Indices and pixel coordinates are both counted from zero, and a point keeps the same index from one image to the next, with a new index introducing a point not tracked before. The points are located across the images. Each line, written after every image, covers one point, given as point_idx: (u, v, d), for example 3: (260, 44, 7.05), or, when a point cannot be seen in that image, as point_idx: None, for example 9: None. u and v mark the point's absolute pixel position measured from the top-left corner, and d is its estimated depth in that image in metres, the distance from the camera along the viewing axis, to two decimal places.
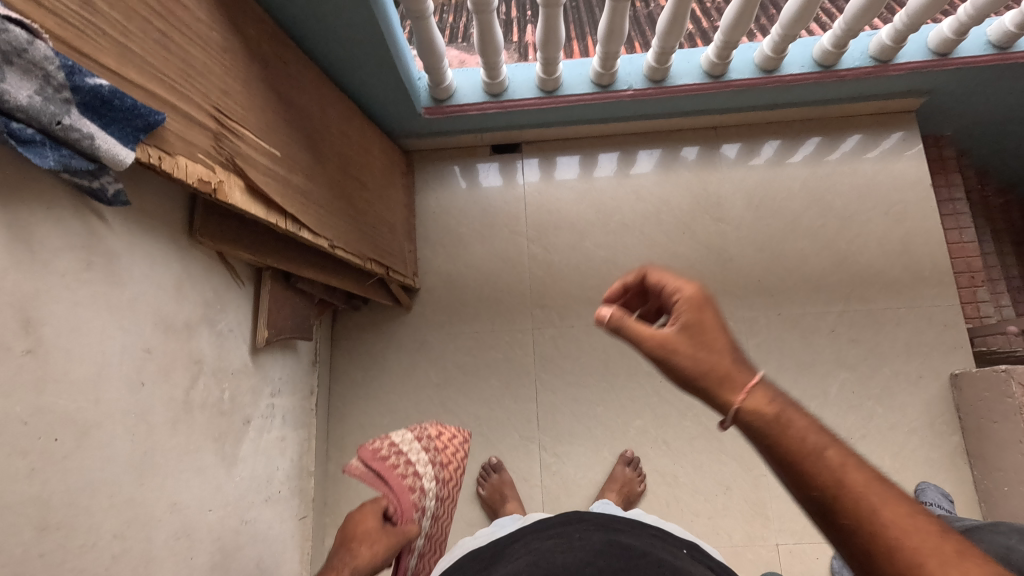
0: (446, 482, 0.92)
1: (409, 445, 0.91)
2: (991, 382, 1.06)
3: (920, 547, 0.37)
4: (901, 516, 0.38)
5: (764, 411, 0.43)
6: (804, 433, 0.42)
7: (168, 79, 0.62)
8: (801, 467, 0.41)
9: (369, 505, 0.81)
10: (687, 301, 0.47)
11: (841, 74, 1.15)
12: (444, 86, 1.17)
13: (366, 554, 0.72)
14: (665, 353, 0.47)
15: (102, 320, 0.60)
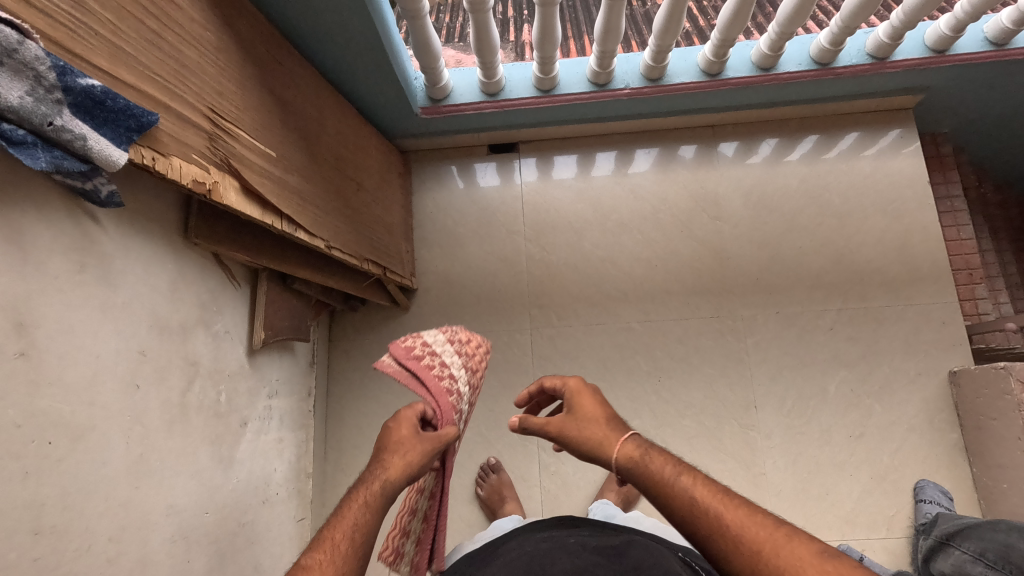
0: (476, 387, 0.79)
1: (441, 346, 0.76)
2: (989, 379, 1.06)
3: (756, 538, 0.50)
4: (740, 516, 0.52)
5: (634, 458, 0.59)
6: (664, 468, 0.57)
7: (162, 80, 0.62)
8: (665, 494, 0.56)
9: (405, 408, 0.65)
10: (573, 392, 0.68)
11: (838, 71, 1.15)
12: (441, 86, 1.16)
13: (415, 437, 0.62)
14: (557, 431, 0.65)
15: (96, 322, 0.60)
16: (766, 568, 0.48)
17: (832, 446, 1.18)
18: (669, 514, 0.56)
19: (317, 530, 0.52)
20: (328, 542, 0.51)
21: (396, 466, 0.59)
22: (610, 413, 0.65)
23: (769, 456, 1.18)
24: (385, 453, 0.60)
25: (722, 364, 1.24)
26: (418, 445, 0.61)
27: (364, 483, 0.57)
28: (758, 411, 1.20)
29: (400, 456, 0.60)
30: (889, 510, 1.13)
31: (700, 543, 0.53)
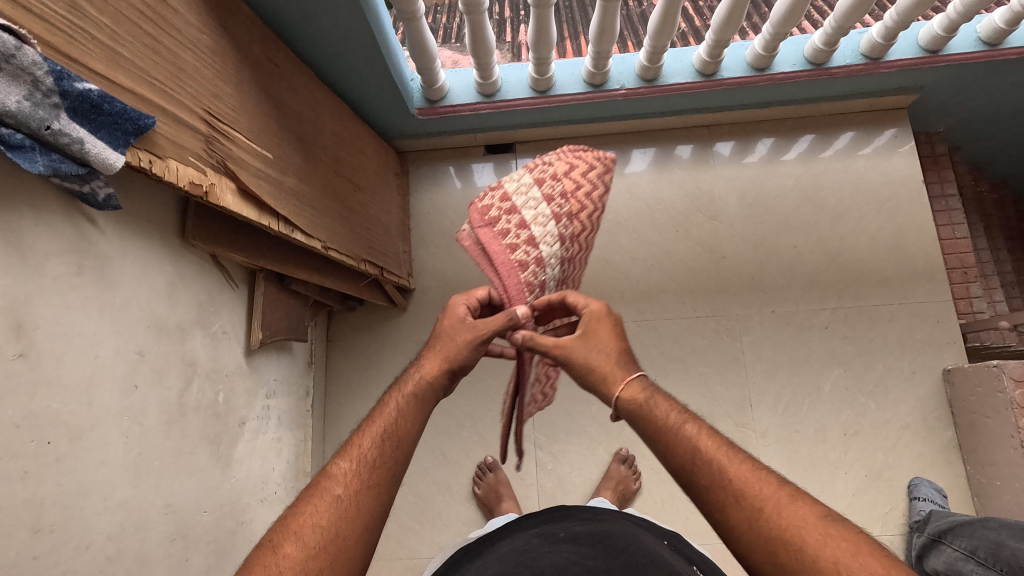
0: (575, 228, 0.75)
1: (524, 197, 0.73)
2: (982, 377, 1.07)
3: (760, 495, 0.51)
4: (744, 472, 0.53)
5: (638, 399, 0.60)
6: (668, 414, 0.58)
7: (158, 83, 0.62)
8: (669, 440, 0.56)
9: (456, 298, 0.68)
10: (593, 313, 0.65)
11: (832, 71, 1.15)
12: (438, 86, 1.17)
13: (461, 325, 0.66)
14: (565, 347, 0.64)
15: (94, 324, 0.61)
16: (765, 523, 0.49)
17: (827, 444, 1.18)
18: (667, 462, 0.57)
19: (348, 438, 0.57)
20: (356, 450, 0.56)
21: (433, 364, 0.63)
22: (619, 345, 0.64)
23: (764, 454, 1.19)
24: (427, 352, 0.65)
25: (717, 363, 1.24)
26: (463, 333, 0.65)
27: (401, 385, 0.62)
28: (753, 410, 1.21)
29: (441, 350, 0.64)
30: (885, 507, 1.14)
31: (697, 495, 0.54)
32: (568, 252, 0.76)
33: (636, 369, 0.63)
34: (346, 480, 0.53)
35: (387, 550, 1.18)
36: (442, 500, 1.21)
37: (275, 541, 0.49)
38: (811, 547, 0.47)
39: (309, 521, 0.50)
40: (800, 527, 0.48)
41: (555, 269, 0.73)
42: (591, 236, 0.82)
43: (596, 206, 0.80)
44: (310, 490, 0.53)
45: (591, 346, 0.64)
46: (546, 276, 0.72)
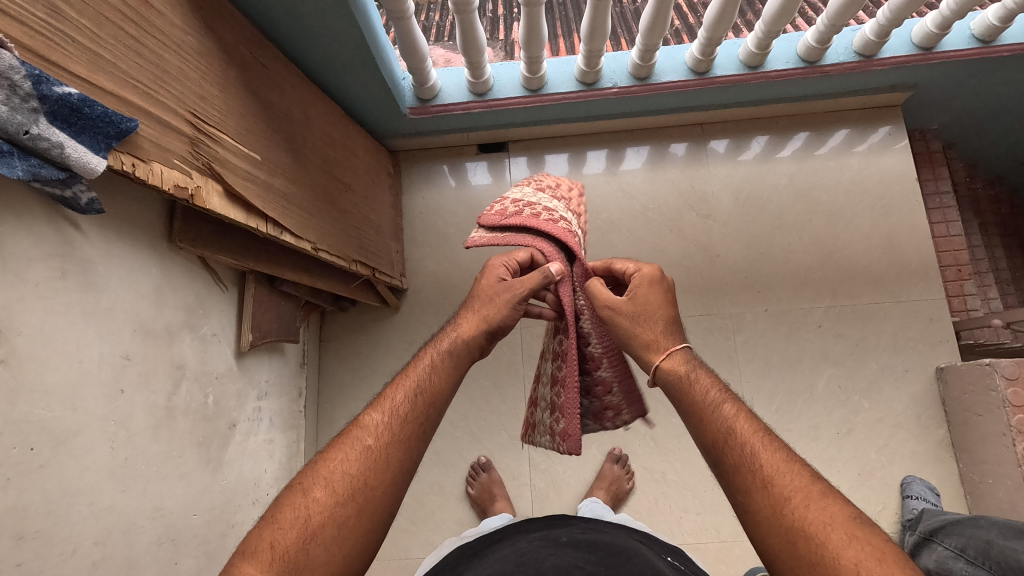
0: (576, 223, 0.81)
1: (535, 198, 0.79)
2: (975, 376, 1.07)
3: (788, 485, 0.50)
4: (775, 460, 0.52)
5: (679, 371, 0.61)
6: (708, 393, 0.58)
7: (141, 85, 0.62)
8: (703, 414, 0.57)
9: (495, 260, 0.70)
10: (646, 275, 0.66)
11: (825, 69, 1.15)
12: (429, 86, 1.16)
13: (499, 286, 0.67)
14: (611, 309, 0.65)
15: (78, 328, 0.60)
16: (787, 512, 0.49)
17: (820, 443, 1.18)
18: (699, 436, 0.57)
19: (381, 392, 0.59)
20: (387, 404, 0.58)
21: (469, 325, 0.65)
22: (667, 315, 0.65)
23: None
24: (465, 312, 0.67)
25: (711, 362, 1.24)
26: (502, 295, 0.67)
27: (436, 343, 0.64)
28: None
29: (480, 309, 0.66)
30: (877, 506, 1.14)
31: (724, 472, 0.54)
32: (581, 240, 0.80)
33: (680, 341, 0.63)
34: (376, 431, 0.56)
35: (381, 550, 1.18)
36: (435, 500, 1.21)
37: (307, 483, 0.52)
38: (833, 544, 0.46)
39: (338, 468, 0.53)
40: (826, 524, 0.47)
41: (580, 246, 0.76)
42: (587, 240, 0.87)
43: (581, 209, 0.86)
44: (341, 439, 0.56)
45: (639, 312, 0.64)
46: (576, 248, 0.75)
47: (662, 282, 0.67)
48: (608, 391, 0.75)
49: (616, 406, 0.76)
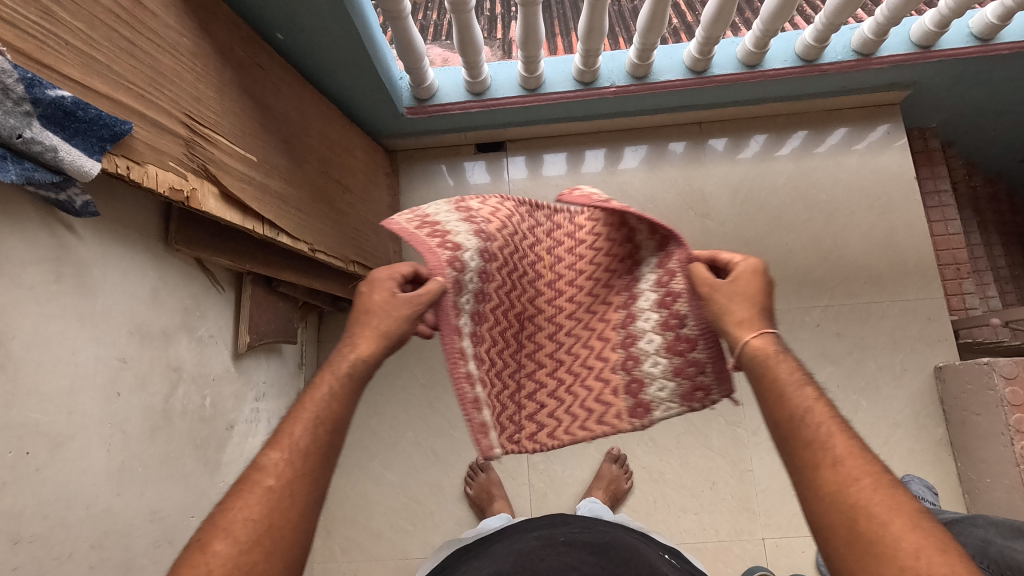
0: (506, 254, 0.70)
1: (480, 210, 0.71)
2: (973, 375, 1.06)
3: (856, 469, 0.47)
4: (847, 446, 0.48)
5: (763, 350, 0.55)
6: (789, 373, 0.53)
7: (136, 87, 0.61)
8: (780, 393, 0.52)
9: (381, 273, 0.64)
10: (755, 264, 0.60)
11: (824, 68, 1.14)
12: (426, 86, 1.16)
13: (393, 302, 0.61)
14: (710, 287, 0.61)
15: (74, 331, 0.60)
16: (850, 497, 0.46)
17: None
18: (771, 413, 0.53)
19: (278, 425, 0.53)
20: (287, 440, 0.52)
21: (366, 342, 0.59)
22: (764, 302, 0.59)
23: (756, 452, 1.19)
24: (358, 327, 0.61)
25: None
26: (393, 311, 0.61)
27: (333, 366, 0.58)
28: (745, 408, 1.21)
29: (372, 328, 0.60)
30: None
31: (793, 448, 0.50)
32: (490, 275, 0.69)
33: (772, 326, 0.57)
34: (277, 472, 0.50)
35: (380, 550, 1.18)
36: (434, 500, 1.21)
37: (207, 537, 0.46)
38: (893, 530, 0.44)
39: (239, 516, 0.47)
40: (889, 511, 0.44)
41: (475, 279, 0.67)
42: (552, 282, 0.75)
43: (546, 245, 0.75)
44: (240, 483, 0.50)
45: (731, 292, 0.59)
46: (468, 278, 0.66)
47: (765, 272, 0.61)
48: (699, 370, 0.67)
49: (705, 386, 0.67)
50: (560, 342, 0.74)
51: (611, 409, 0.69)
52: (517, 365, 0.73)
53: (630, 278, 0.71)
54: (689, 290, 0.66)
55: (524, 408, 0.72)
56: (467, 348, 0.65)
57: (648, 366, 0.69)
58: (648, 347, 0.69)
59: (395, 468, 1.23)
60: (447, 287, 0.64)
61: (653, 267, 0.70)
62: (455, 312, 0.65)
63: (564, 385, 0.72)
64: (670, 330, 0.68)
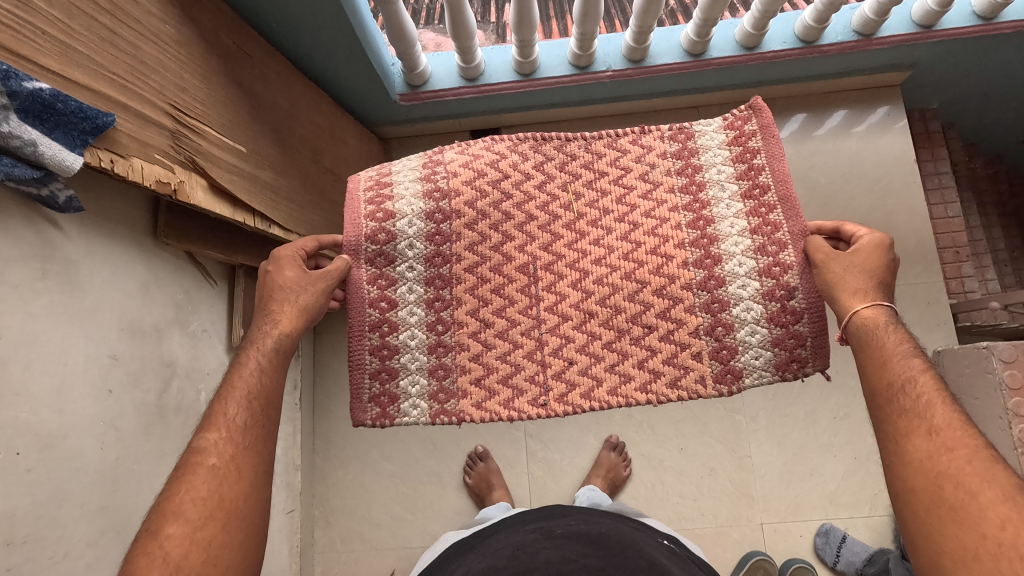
0: (465, 213, 0.78)
1: (438, 168, 0.79)
2: (971, 358, 1.02)
3: (952, 439, 0.56)
4: (949, 422, 0.57)
5: (873, 320, 0.64)
6: (897, 344, 0.63)
7: (118, 77, 0.60)
8: (883, 360, 0.62)
9: (283, 249, 0.71)
10: (884, 237, 0.67)
11: (823, 49, 1.12)
12: (419, 72, 1.13)
13: (303, 280, 0.70)
14: (825, 256, 0.69)
15: (62, 330, 0.59)
16: (942, 463, 0.55)
17: (817, 427, 1.18)
18: (874, 381, 0.63)
19: (209, 411, 0.61)
20: (222, 419, 0.61)
21: (289, 315, 0.68)
22: (886, 278, 0.66)
23: (755, 439, 1.19)
24: (276, 302, 0.68)
25: None
26: (305, 288, 0.70)
27: (259, 342, 0.66)
28: (744, 395, 1.21)
29: (291, 304, 0.68)
30: (873, 488, 1.15)
31: (888, 415, 0.60)
32: (448, 234, 0.78)
33: (886, 301, 0.65)
34: (218, 450, 0.59)
35: (380, 540, 1.19)
36: (433, 489, 1.21)
37: (156, 525, 0.54)
38: (982, 497, 0.52)
39: (187, 497, 0.56)
40: (979, 480, 0.53)
41: (417, 242, 0.77)
42: (572, 224, 0.78)
43: (562, 180, 0.79)
44: (182, 469, 0.58)
45: (850, 263, 0.67)
46: (400, 247, 0.77)
47: (888, 248, 0.67)
48: (798, 343, 0.73)
49: (802, 358, 0.73)
50: (588, 291, 0.77)
51: (690, 374, 0.74)
52: (535, 320, 0.77)
53: (706, 239, 0.76)
54: (802, 264, 0.72)
55: (522, 368, 0.77)
56: (402, 319, 0.78)
57: (744, 334, 0.73)
58: (744, 315, 0.73)
59: (394, 458, 1.23)
60: (359, 262, 0.77)
61: (744, 232, 0.75)
62: (387, 283, 0.78)
63: (603, 341, 0.76)
64: (774, 299, 0.73)
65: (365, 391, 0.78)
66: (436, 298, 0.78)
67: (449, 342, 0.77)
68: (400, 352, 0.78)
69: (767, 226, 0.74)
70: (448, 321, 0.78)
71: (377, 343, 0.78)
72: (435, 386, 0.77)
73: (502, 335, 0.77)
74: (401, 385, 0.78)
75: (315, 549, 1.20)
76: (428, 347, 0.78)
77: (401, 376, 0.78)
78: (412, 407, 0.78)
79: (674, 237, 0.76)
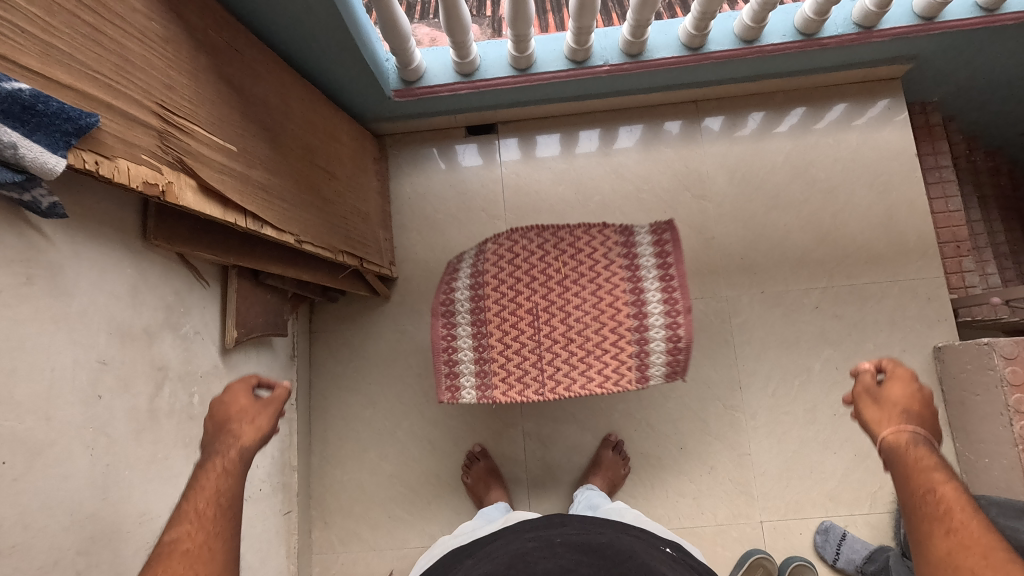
0: (492, 282, 0.96)
1: (479, 255, 1.00)
2: (973, 355, 1.06)
3: (971, 538, 0.50)
4: (966, 518, 0.52)
5: (897, 440, 0.62)
6: (923, 459, 0.59)
7: (102, 77, 0.58)
8: (908, 474, 0.59)
9: (235, 381, 0.69)
10: (910, 373, 0.68)
11: (823, 42, 1.11)
12: (413, 67, 1.12)
13: (258, 403, 0.68)
14: (864, 392, 0.69)
15: (48, 336, 0.58)
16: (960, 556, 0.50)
17: (817, 424, 1.18)
18: (904, 495, 0.58)
19: (179, 504, 0.54)
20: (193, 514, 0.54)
21: (247, 433, 0.64)
22: (919, 409, 0.65)
23: (754, 436, 1.18)
24: (232, 423, 0.65)
25: (706, 346, 1.22)
26: (261, 409, 0.68)
27: (222, 452, 0.61)
28: (743, 392, 1.20)
29: (247, 422, 0.65)
30: (873, 485, 1.15)
31: (914, 525, 0.55)
32: (484, 295, 0.96)
33: (917, 425, 0.63)
34: (193, 534, 0.52)
35: (378, 540, 1.19)
36: (431, 489, 1.20)
37: None
38: None
39: None
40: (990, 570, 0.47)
41: (465, 302, 0.97)
42: (563, 282, 0.95)
43: (557, 253, 0.97)
44: (152, 559, 0.50)
45: (874, 399, 0.67)
46: (456, 306, 0.98)
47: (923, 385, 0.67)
48: (680, 362, 0.90)
49: (677, 370, 0.90)
50: (571, 326, 0.93)
51: (623, 377, 0.89)
52: (536, 343, 0.93)
53: (637, 299, 0.92)
54: (686, 315, 0.90)
55: (529, 372, 0.92)
56: (460, 346, 0.96)
57: (653, 357, 0.90)
58: (655, 347, 0.90)
59: (391, 458, 1.22)
60: (435, 320, 0.99)
61: (659, 298, 0.91)
62: (450, 330, 0.97)
63: (577, 357, 0.91)
64: (672, 338, 0.89)
65: (442, 380, 0.96)
66: (479, 332, 0.95)
67: (487, 358, 0.94)
68: (461, 372, 0.95)
69: (673, 298, 0.91)
70: (485, 346, 0.94)
71: (446, 355, 0.96)
72: (479, 378, 0.94)
73: (519, 353, 0.93)
74: (463, 380, 0.95)
75: (313, 550, 1.20)
76: (474, 362, 0.94)
77: (461, 376, 0.95)
78: (468, 391, 0.94)
79: (620, 296, 0.93)
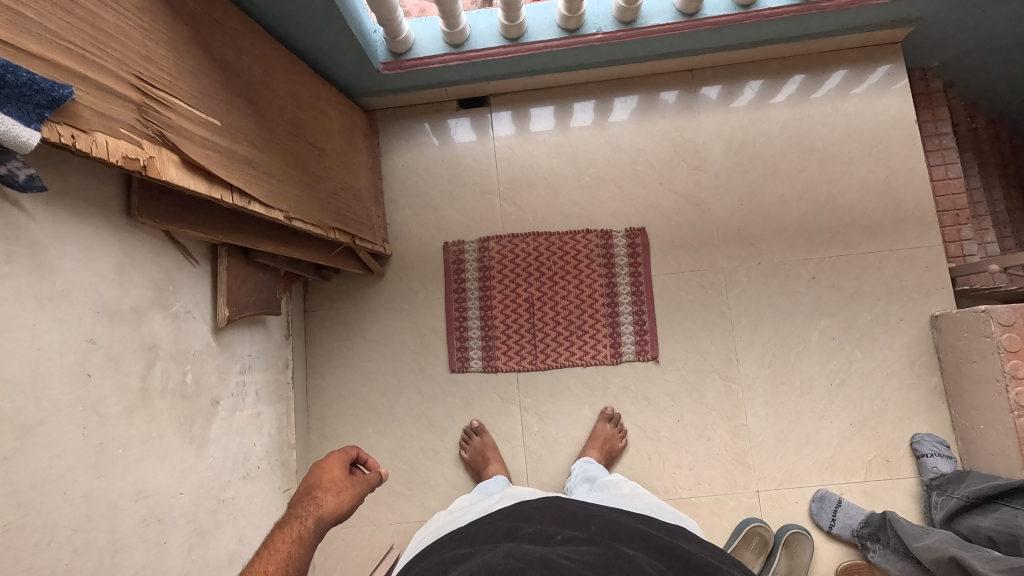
0: (497, 273, 1.25)
1: (484, 251, 1.26)
2: (970, 323, 1.05)
3: None
4: None
5: None
6: None
7: (75, 47, 0.56)
8: None
9: (335, 455, 0.75)
10: None
11: (821, 5, 1.07)
12: (402, 39, 1.09)
13: (348, 479, 0.73)
14: None
15: (31, 315, 0.57)
16: None
17: (813, 396, 1.18)
18: None
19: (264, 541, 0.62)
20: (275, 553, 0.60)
21: (329, 504, 0.68)
22: None
23: (751, 407, 1.18)
24: (319, 491, 0.69)
25: (702, 318, 1.22)
26: (347, 485, 0.72)
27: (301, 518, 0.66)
28: (739, 363, 1.20)
29: (332, 494, 0.70)
30: (868, 455, 1.15)
31: None
32: (490, 283, 1.25)
33: None
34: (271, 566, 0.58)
35: (377, 515, 1.20)
36: (429, 464, 1.21)
37: None
38: None
39: None
40: None
41: (474, 289, 1.25)
42: (553, 277, 1.24)
43: (548, 253, 1.25)
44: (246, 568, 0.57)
45: None
46: (467, 293, 1.25)
47: None
48: (647, 338, 1.21)
49: (643, 347, 1.21)
50: (559, 311, 1.23)
51: (600, 350, 1.21)
52: (532, 324, 1.23)
53: (611, 291, 1.23)
54: (648, 302, 1.22)
55: (526, 344, 1.23)
56: (469, 324, 1.24)
57: (624, 336, 1.21)
58: (625, 327, 1.22)
59: (389, 434, 1.23)
60: (448, 303, 1.25)
61: (627, 290, 1.23)
62: (462, 312, 1.25)
63: (564, 334, 1.22)
64: (637, 322, 1.22)
65: (453, 350, 1.24)
66: (486, 312, 1.24)
67: (491, 333, 1.23)
68: (470, 344, 1.24)
69: (638, 290, 1.23)
70: (490, 324, 1.24)
71: (458, 331, 1.24)
72: (485, 351, 1.23)
73: (518, 330, 1.23)
74: (471, 351, 1.24)
75: None
76: (481, 337, 1.24)
77: (470, 348, 1.23)
78: (475, 359, 1.23)
79: (598, 288, 1.23)
